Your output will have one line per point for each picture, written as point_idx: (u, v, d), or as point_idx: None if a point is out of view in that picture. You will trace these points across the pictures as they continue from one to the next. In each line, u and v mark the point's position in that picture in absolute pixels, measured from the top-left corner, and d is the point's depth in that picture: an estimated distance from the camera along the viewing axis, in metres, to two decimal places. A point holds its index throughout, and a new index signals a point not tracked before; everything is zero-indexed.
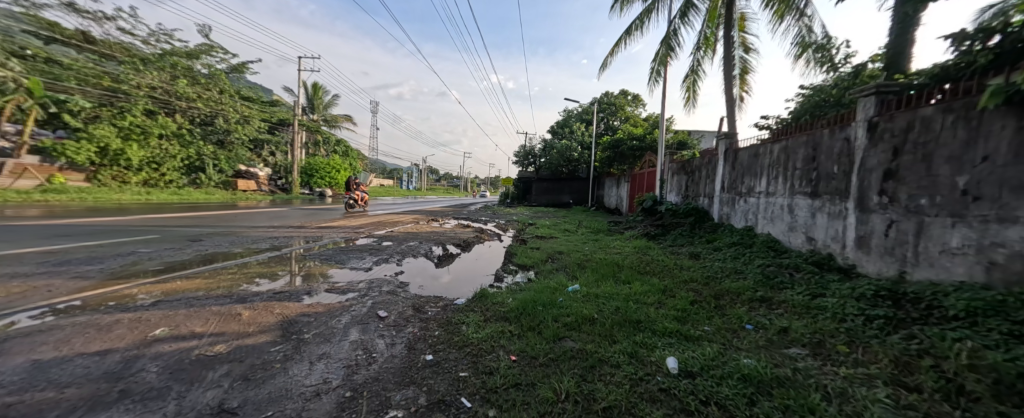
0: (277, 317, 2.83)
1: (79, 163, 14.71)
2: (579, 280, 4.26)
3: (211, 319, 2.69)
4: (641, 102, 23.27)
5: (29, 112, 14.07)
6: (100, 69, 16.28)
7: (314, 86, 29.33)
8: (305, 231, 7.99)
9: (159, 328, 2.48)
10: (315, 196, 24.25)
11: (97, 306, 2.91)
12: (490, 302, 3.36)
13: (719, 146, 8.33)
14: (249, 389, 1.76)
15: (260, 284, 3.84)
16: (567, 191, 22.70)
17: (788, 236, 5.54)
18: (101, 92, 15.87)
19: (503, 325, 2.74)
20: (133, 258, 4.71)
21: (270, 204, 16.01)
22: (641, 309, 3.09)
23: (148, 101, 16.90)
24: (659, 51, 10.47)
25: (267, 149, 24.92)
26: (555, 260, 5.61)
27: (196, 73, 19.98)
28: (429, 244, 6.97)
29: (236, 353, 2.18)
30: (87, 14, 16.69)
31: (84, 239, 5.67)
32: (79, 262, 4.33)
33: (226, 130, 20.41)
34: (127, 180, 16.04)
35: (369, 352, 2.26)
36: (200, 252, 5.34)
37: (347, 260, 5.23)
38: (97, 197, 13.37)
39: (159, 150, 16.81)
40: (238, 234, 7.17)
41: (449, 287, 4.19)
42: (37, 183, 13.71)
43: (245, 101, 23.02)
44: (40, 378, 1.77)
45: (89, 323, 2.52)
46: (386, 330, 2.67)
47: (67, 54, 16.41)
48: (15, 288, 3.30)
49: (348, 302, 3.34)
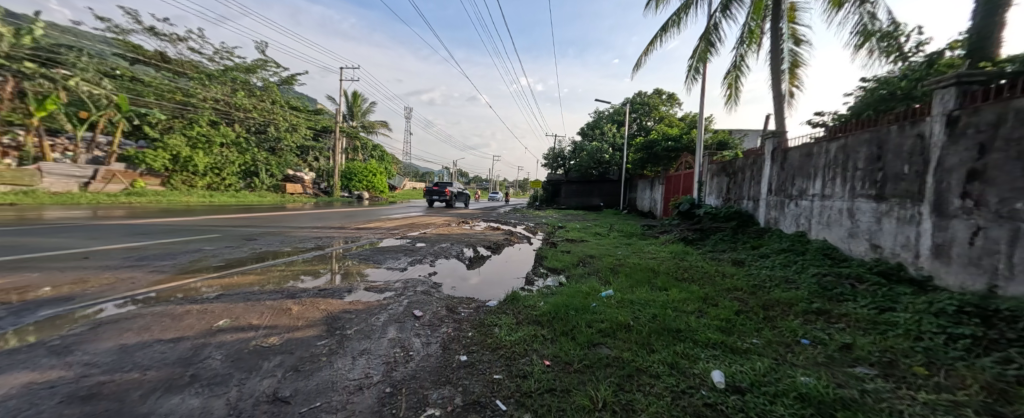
0: (322, 312, 3.01)
1: (156, 170, 16.54)
2: (612, 285, 4.14)
3: (266, 313, 2.91)
4: (676, 100, 22.36)
5: (118, 124, 16.13)
6: (173, 85, 18.34)
7: (354, 94, 30.98)
8: (344, 232, 8.44)
9: (222, 320, 2.72)
10: (353, 198, 25.43)
11: (170, 297, 3.24)
12: (522, 305, 3.35)
13: (766, 145, 7.76)
14: (299, 380, 1.88)
15: (302, 281, 4.07)
16: (596, 193, 22.49)
17: (848, 243, 5.05)
18: (174, 106, 17.85)
19: (536, 329, 2.72)
20: (199, 254, 5.24)
21: (313, 206, 17.10)
22: (680, 317, 2.96)
23: (211, 113, 18.81)
24: (698, 47, 9.99)
25: (311, 155, 26.60)
26: (586, 265, 5.51)
27: (252, 86, 21.92)
28: (460, 246, 7.11)
29: (287, 344, 2.34)
30: (164, 37, 18.84)
31: (158, 237, 6.36)
32: (156, 257, 4.87)
33: (277, 138, 22.01)
34: (194, 184, 17.75)
35: (407, 350, 2.34)
36: (253, 250, 5.81)
37: (383, 260, 5.46)
38: (170, 200, 14.95)
39: (220, 157, 18.59)
40: (287, 233, 7.74)
41: (482, 288, 4.24)
42: (123, 187, 15.46)
43: (294, 110, 24.87)
44: (127, 360, 2.00)
45: (165, 312, 2.82)
46: (421, 329, 2.74)
47: (148, 73, 18.57)
48: (107, 279, 3.77)
49: (385, 301, 3.46)
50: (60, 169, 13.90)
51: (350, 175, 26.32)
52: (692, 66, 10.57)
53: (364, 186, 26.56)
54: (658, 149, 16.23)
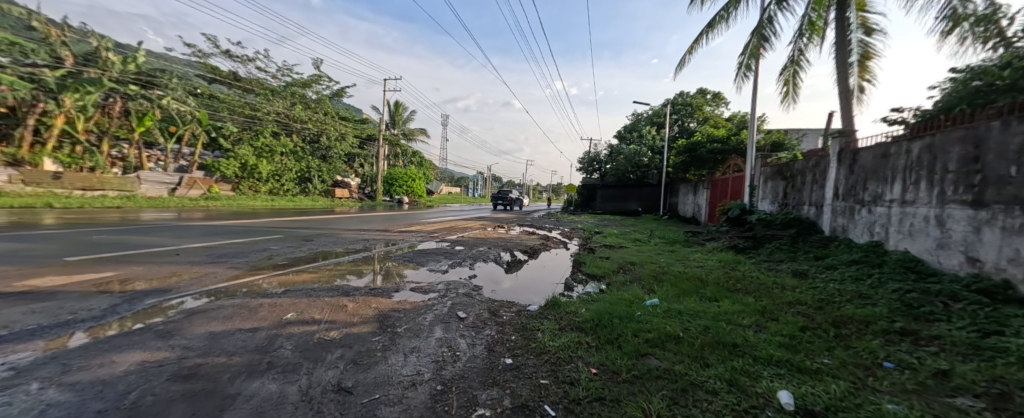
0: (374, 310, 3.19)
1: (228, 177, 18.57)
2: (657, 293, 3.97)
3: (325, 308, 3.14)
4: (722, 100, 21.12)
5: (199, 137, 18.42)
6: (243, 101, 20.46)
7: (397, 104, 32.62)
8: (388, 234, 8.89)
9: (289, 313, 2.97)
10: (394, 203, 26.72)
11: (243, 292, 3.61)
12: (563, 310, 3.32)
13: (831, 145, 7.08)
14: (359, 372, 2.02)
15: (351, 280, 4.35)
16: (634, 198, 22.11)
17: (937, 255, 4.44)
18: (243, 120, 19.95)
19: (579, 335, 2.68)
20: (264, 253, 5.78)
21: (358, 210, 18.21)
22: (735, 330, 2.78)
23: (274, 124, 20.82)
24: (749, 42, 9.39)
25: (358, 162, 28.44)
26: (627, 272, 5.33)
27: (308, 99, 23.93)
28: (496, 249, 7.20)
29: (346, 339, 2.51)
30: (238, 59, 21.20)
31: (230, 237, 7.12)
32: (230, 255, 5.45)
33: (328, 146, 23.75)
34: (258, 190, 19.67)
35: (453, 350, 2.41)
36: (309, 250, 6.31)
37: (425, 262, 5.68)
38: (239, 204, 16.68)
39: (281, 165, 20.43)
40: (337, 235, 8.31)
41: (521, 292, 4.29)
42: (202, 193, 17.53)
43: (343, 121, 26.78)
44: (216, 346, 2.26)
45: (242, 304, 3.14)
46: (466, 330, 2.82)
47: (223, 91, 20.96)
48: (192, 274, 4.28)
49: (430, 301, 3.60)
50: (155, 176, 16.09)
51: (391, 180, 27.66)
52: (743, 63, 9.92)
53: (405, 191, 27.81)
54: (702, 151, 15.28)
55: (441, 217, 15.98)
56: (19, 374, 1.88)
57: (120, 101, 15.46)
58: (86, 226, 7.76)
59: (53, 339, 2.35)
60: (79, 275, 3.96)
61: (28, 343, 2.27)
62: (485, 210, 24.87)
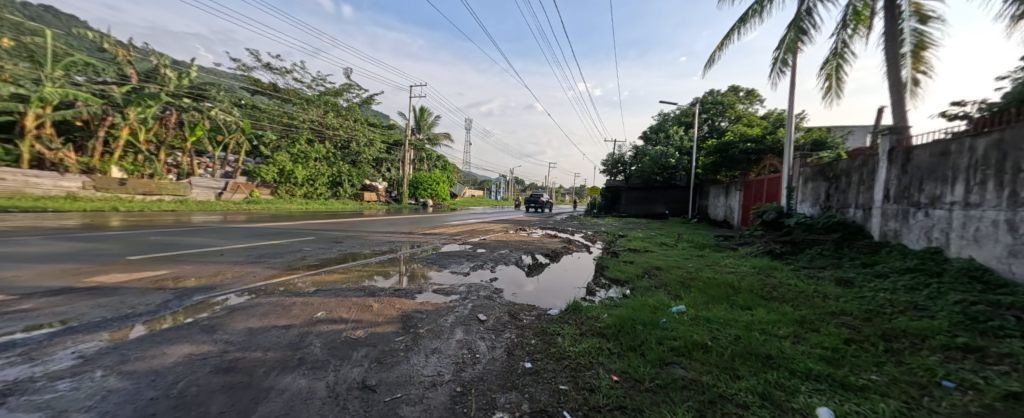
0: (397, 310, 3.28)
1: (268, 181, 19.81)
2: (684, 300, 3.82)
3: (352, 308, 3.26)
4: (757, 97, 20.13)
5: (242, 144, 19.76)
6: (281, 110, 21.68)
7: (422, 110, 33.47)
8: (412, 237, 9.11)
9: (319, 312, 3.11)
10: (419, 206, 27.38)
11: (280, 290, 3.82)
12: (584, 315, 3.26)
13: (880, 143, 6.57)
14: (382, 371, 2.08)
15: (378, 281, 4.50)
16: (660, 200, 21.24)
17: (1009, 264, 4.00)
18: (281, 128, 21.20)
19: (600, 341, 2.62)
20: (298, 254, 6.09)
21: (385, 213, 18.80)
22: (770, 341, 2.62)
23: (309, 132, 21.96)
24: (786, 36, 8.91)
25: (385, 166, 29.47)
26: (653, 277, 5.16)
27: (340, 107, 25.08)
28: (517, 252, 7.19)
29: (371, 338, 2.59)
30: (278, 71, 22.58)
31: (267, 238, 7.55)
32: (267, 256, 5.79)
33: (358, 152, 24.75)
34: (295, 193, 20.82)
35: (473, 352, 2.43)
36: (339, 251, 6.57)
37: (447, 264, 5.76)
38: (277, 207, 17.71)
39: (315, 170, 21.51)
40: (365, 237, 8.62)
41: (542, 296, 4.25)
42: (245, 197, 18.69)
43: (372, 127, 27.86)
44: (253, 341, 2.40)
45: (278, 302, 3.33)
46: (485, 333, 2.83)
47: (264, 101, 22.38)
48: (234, 272, 4.57)
49: (451, 303, 3.65)
50: (205, 182, 17.41)
51: (416, 184, 28.34)
52: (779, 59, 9.41)
53: (429, 194, 28.42)
54: (734, 151, 14.49)
55: (464, 219, 16.18)
56: (86, 362, 2.08)
57: (175, 112, 16.84)
58: (144, 228, 8.48)
59: (115, 330, 2.59)
60: (136, 273, 4.33)
61: (95, 334, 2.51)
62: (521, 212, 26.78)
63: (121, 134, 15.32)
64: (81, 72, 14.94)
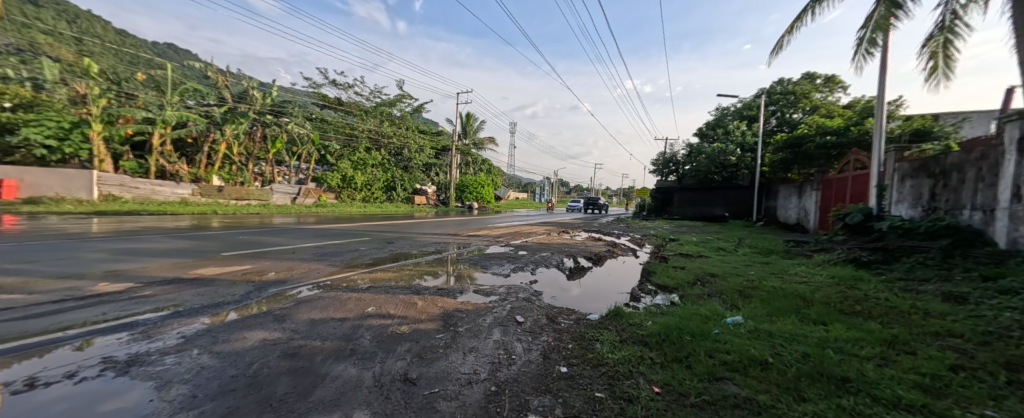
0: (439, 309, 3.42)
1: (333, 187, 21.61)
2: (740, 311, 3.55)
3: (398, 304, 3.47)
4: (837, 84, 17.88)
5: (311, 154, 21.78)
6: (343, 122, 23.48)
7: (468, 115, 34.39)
8: (458, 238, 9.45)
9: (369, 307, 3.35)
10: (465, 209, 28.19)
11: (340, 285, 4.18)
12: (627, 322, 3.16)
13: (1008, 132, 5.56)
14: (423, 366, 2.19)
15: (426, 280, 4.72)
16: (719, 202, 20.09)
17: None
18: (344, 138, 22.97)
19: (642, 350, 2.53)
20: (356, 252, 6.60)
21: (434, 216, 19.57)
22: (841, 360, 2.35)
23: (366, 141, 23.59)
24: (874, 13, 7.92)
25: (434, 171, 30.80)
26: (703, 284, 4.85)
27: (393, 116, 26.61)
28: (560, 255, 7.14)
29: (414, 334, 2.74)
30: (340, 85, 24.56)
31: (330, 238, 8.29)
32: (331, 254, 6.36)
33: (409, 158, 26.07)
34: (355, 197, 22.48)
35: (509, 353, 2.47)
36: (392, 251, 7.02)
37: (489, 265, 5.89)
38: (339, 210, 19.25)
39: (371, 175, 23.08)
40: (415, 238, 9.11)
41: (584, 300, 4.18)
42: (313, 200, 20.46)
43: (421, 134, 29.21)
44: (314, 331, 2.65)
45: (336, 297, 3.64)
46: (523, 334, 2.86)
47: (330, 114, 24.45)
48: (303, 268, 5.09)
49: (491, 304, 3.73)
50: (283, 188, 19.39)
51: (462, 187, 29.18)
52: (867, 38, 8.38)
53: (474, 197, 29.12)
54: (810, 146, 12.52)
55: (509, 222, 16.43)
56: (187, 341, 2.45)
57: (261, 128, 19.07)
58: (234, 228, 9.69)
59: (211, 315, 3.01)
60: (227, 267, 4.99)
61: (195, 317, 2.94)
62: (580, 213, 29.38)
63: (221, 147, 17.67)
64: (192, 97, 17.30)
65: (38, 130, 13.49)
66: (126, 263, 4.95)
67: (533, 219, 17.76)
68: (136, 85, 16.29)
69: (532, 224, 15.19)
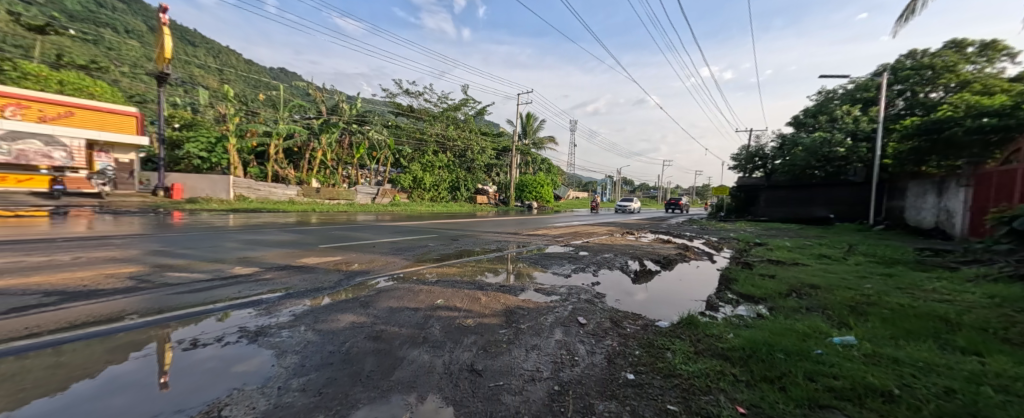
0: (502, 305, 3.54)
1: (405, 187, 23.56)
2: (845, 330, 3.04)
3: (464, 298, 3.68)
4: (999, 52, 14.08)
5: (387, 158, 23.98)
6: (414, 128, 25.43)
7: (528, 115, 34.64)
8: (518, 237, 9.63)
9: (438, 299, 3.61)
10: (524, 208, 28.51)
11: (413, 278, 4.56)
12: (702, 332, 2.92)
13: None
14: (488, 359, 2.30)
15: (488, 276, 4.91)
16: (820, 202, 17.44)
17: None
18: (415, 143, 24.88)
19: (721, 364, 2.31)
20: (426, 248, 7.13)
21: (495, 215, 20.13)
22: (1000, 400, 1.87)
23: (433, 144, 25.27)
24: None
25: (495, 171, 31.76)
26: (797, 296, 4.24)
27: (458, 120, 28.06)
28: (624, 257, 6.83)
29: (478, 327, 2.88)
30: (413, 94, 26.67)
31: (403, 235, 9.07)
32: (405, 249, 6.98)
33: (472, 159, 27.28)
34: (424, 197, 24.20)
35: (572, 354, 2.46)
36: (458, 247, 7.43)
37: (550, 265, 5.89)
38: (410, 208, 20.93)
39: (438, 177, 24.65)
40: (478, 236, 9.49)
41: (651, 304, 3.98)
42: (388, 199, 22.45)
43: (484, 135, 30.33)
44: (392, 318, 2.94)
45: (409, 288, 3.97)
46: (586, 336, 2.82)
47: (403, 121, 26.69)
48: (382, 260, 5.68)
49: (552, 303, 3.74)
50: (365, 188, 21.64)
51: (522, 187, 29.51)
52: None
53: (534, 197, 29.16)
54: (954, 131, 9.67)
55: (569, 222, 16.21)
56: (297, 318, 2.91)
57: (348, 136, 21.48)
58: (327, 224, 11.14)
59: (312, 298, 3.53)
60: (323, 257, 5.79)
61: (302, 299, 3.48)
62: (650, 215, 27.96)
63: (317, 154, 20.39)
64: (298, 112, 20.31)
65: (195, 145, 17.57)
66: (251, 251, 6.02)
67: (595, 219, 17.26)
68: (259, 104, 19.75)
69: (594, 224, 14.77)
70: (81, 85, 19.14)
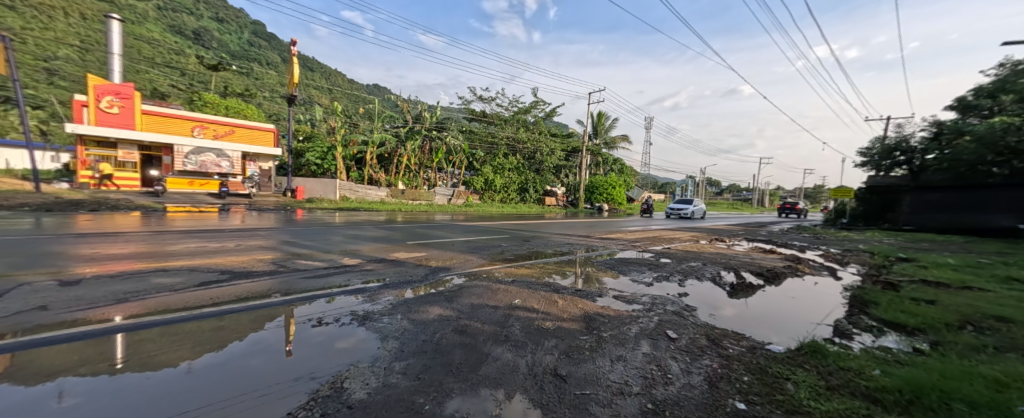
0: (580, 310, 3.44)
1: (478, 188, 24.66)
2: None
3: (542, 300, 3.66)
4: None
5: (462, 161, 25.40)
6: (486, 132, 26.47)
7: (600, 114, 33.46)
8: (590, 240, 9.33)
9: (516, 299, 3.65)
10: (594, 210, 27.50)
11: (488, 276, 4.70)
12: (832, 364, 2.43)
13: None
14: (572, 364, 2.24)
15: (557, 279, 4.84)
16: (998, 206, 13.16)
17: None
18: (486, 146, 25.93)
19: (863, 407, 1.89)
20: (499, 248, 7.33)
21: (563, 217, 19.88)
22: None
23: (504, 147, 26.03)
24: None
25: (564, 172, 31.25)
26: (970, 330, 3.28)
27: (528, 122, 28.35)
28: (715, 267, 6.10)
29: (558, 331, 2.84)
30: (486, 100, 27.78)
31: (477, 234, 9.49)
32: (479, 247, 7.28)
33: (541, 160, 27.39)
34: (494, 198, 25.05)
35: (664, 371, 2.25)
36: (529, 248, 7.48)
37: (627, 271, 5.54)
38: (482, 209, 21.87)
39: (507, 178, 25.35)
40: (547, 238, 9.46)
41: (756, 323, 3.47)
42: (462, 200, 23.67)
43: (553, 137, 30.20)
44: (475, 314, 3.05)
45: (487, 286, 4.10)
46: (678, 353, 2.57)
47: (476, 126, 27.99)
48: (459, 258, 6.02)
49: (635, 313, 3.50)
50: (442, 190, 23.13)
51: (592, 189, 28.52)
52: None
53: (604, 199, 27.87)
54: None
55: (644, 225, 15.18)
56: (393, 306, 3.23)
57: (429, 142, 23.25)
58: (411, 223, 12.23)
59: (404, 289, 3.88)
60: (410, 252, 6.36)
61: (395, 290, 3.85)
62: (742, 220, 24.64)
63: (403, 159, 22.53)
64: (387, 122, 22.68)
65: (312, 154, 21.83)
66: (353, 244, 6.92)
67: (674, 224, 15.87)
68: (359, 117, 22.62)
69: (674, 229, 13.56)
70: (239, 109, 24.40)
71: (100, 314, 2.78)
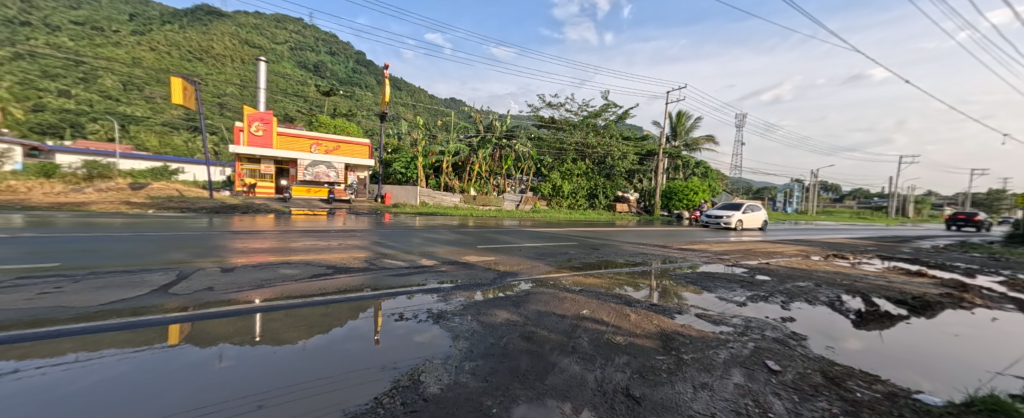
0: (656, 326, 3.13)
1: (545, 194, 24.62)
2: None
3: (612, 313, 3.42)
4: None
5: (530, 168, 25.66)
6: (554, 138, 26.35)
7: (680, 114, 30.89)
8: (668, 250, 8.58)
9: (584, 309, 3.48)
10: (671, 218, 25.32)
11: (556, 284, 4.58)
12: None
13: None
14: (647, 386, 2.01)
15: (629, 291, 4.49)
16: None
17: None
18: (555, 152, 25.81)
19: None
20: (567, 255, 7.15)
21: (637, 225, 18.69)
22: None
23: (573, 153, 25.62)
24: None
25: (636, 177, 29.39)
26: None
27: (598, 126, 27.47)
28: (830, 289, 5.06)
29: (630, 347, 2.61)
30: (555, 106, 27.69)
31: (544, 240, 9.42)
32: (547, 254, 7.21)
33: (612, 165, 26.26)
34: (562, 204, 24.74)
35: (765, 409, 1.88)
36: (599, 257, 7.15)
37: (712, 287, 4.91)
38: (550, 215, 21.77)
39: (576, 184, 24.84)
40: (619, 246, 8.95)
41: (895, 363, 2.75)
42: (530, 206, 23.86)
43: (626, 140, 28.76)
44: (540, 321, 2.98)
45: (553, 294, 3.98)
46: (783, 389, 2.14)
47: (545, 132, 28.07)
48: (526, 263, 6.01)
49: (723, 336, 3.06)
50: (511, 196, 23.69)
51: (669, 195, 26.35)
52: None
53: (684, 206, 25.46)
54: None
55: (734, 236, 13.47)
56: (464, 307, 3.33)
57: (499, 150, 23.97)
58: (482, 227, 12.69)
59: (473, 291, 3.99)
60: (480, 256, 6.57)
61: (466, 291, 3.98)
62: (866, 232, 20.27)
63: (475, 167, 23.60)
64: (460, 132, 24.01)
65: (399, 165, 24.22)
66: (430, 246, 7.43)
67: (772, 235, 13.77)
68: (438, 128, 24.41)
69: (771, 241, 11.75)
70: (343, 127, 28.37)
71: (244, 295, 3.40)
